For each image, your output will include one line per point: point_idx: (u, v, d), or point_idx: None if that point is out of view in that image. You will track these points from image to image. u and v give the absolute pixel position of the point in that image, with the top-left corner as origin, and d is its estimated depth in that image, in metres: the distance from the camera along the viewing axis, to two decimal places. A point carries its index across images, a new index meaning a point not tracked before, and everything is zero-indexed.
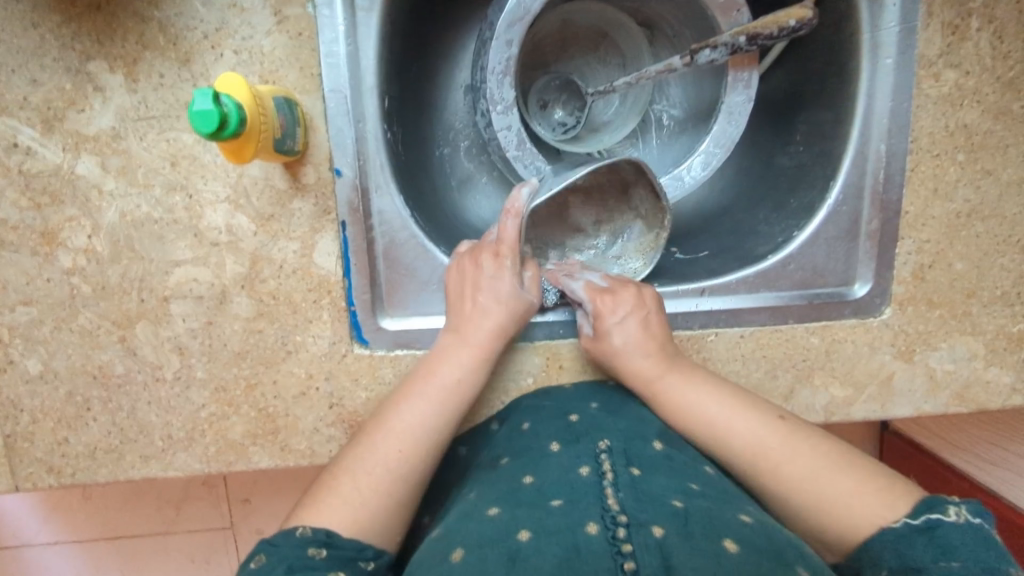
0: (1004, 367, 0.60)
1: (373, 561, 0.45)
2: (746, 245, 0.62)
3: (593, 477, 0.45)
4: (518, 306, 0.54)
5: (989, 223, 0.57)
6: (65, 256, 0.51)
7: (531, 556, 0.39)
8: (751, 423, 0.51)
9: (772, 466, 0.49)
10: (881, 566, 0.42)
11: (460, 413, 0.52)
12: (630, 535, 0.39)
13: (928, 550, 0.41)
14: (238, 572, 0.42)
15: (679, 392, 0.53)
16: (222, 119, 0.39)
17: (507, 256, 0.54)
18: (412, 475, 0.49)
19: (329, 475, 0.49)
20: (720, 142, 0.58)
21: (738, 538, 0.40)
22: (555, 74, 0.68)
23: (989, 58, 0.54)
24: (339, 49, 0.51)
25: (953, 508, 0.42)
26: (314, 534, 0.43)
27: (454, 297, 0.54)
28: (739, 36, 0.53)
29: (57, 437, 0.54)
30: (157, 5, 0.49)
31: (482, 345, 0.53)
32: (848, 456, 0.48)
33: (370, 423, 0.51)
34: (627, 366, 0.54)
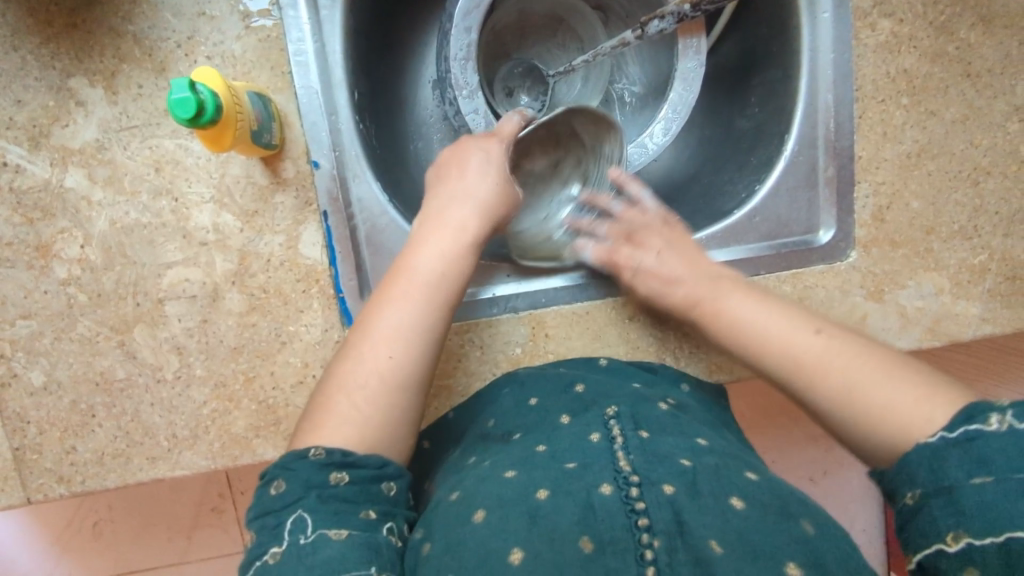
0: (971, 298, 0.62)
1: (393, 481, 0.47)
2: (714, 206, 0.64)
3: (604, 443, 0.47)
4: (486, 197, 0.56)
5: (939, 161, 0.60)
6: (60, 268, 0.53)
7: (551, 515, 0.42)
8: (799, 339, 0.50)
9: (811, 374, 0.48)
10: (915, 484, 0.40)
11: (446, 307, 0.52)
12: (643, 493, 0.42)
13: (962, 469, 0.38)
14: (256, 489, 0.44)
15: (725, 307, 0.54)
16: (199, 106, 0.42)
17: (495, 163, 0.57)
18: (404, 381, 0.49)
19: (323, 393, 0.49)
20: (677, 108, 0.63)
21: (744, 494, 0.43)
22: (517, 61, 0.71)
23: (920, 5, 0.58)
24: (307, 47, 0.54)
25: (995, 417, 0.38)
26: (331, 456, 0.45)
27: (436, 191, 0.57)
28: (682, 5, 0.56)
29: (64, 446, 0.55)
30: (130, 20, 0.51)
31: (460, 240, 0.54)
32: (887, 366, 0.46)
33: (354, 333, 0.51)
34: (666, 301, 0.57)
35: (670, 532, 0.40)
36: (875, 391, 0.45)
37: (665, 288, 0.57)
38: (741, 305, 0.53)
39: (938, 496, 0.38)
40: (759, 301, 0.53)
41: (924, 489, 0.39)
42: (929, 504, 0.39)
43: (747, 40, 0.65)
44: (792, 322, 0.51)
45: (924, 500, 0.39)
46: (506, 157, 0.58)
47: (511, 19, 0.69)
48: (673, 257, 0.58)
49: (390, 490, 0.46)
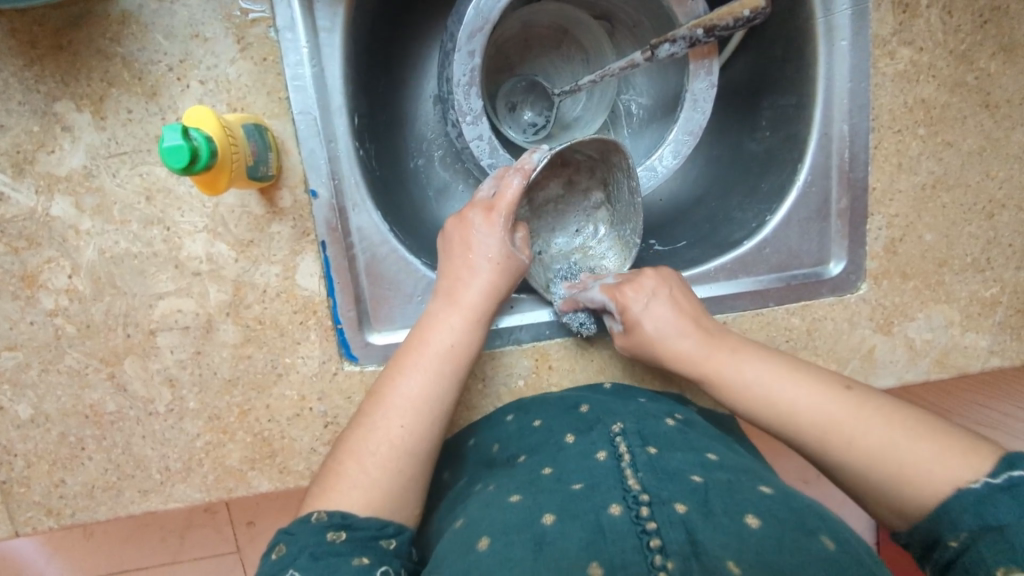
0: (980, 331, 0.61)
1: (393, 538, 0.46)
2: (722, 233, 0.63)
3: (610, 462, 0.46)
4: (508, 264, 0.56)
5: (954, 193, 0.59)
6: (47, 299, 0.51)
7: (558, 541, 0.40)
8: (819, 400, 0.46)
9: (837, 439, 0.45)
10: (960, 528, 0.38)
11: (459, 373, 0.53)
12: (653, 514, 0.40)
13: (1014, 512, 0.36)
14: (261, 563, 0.44)
15: (741, 368, 0.50)
16: (193, 153, 0.40)
17: (503, 215, 0.55)
18: (421, 446, 0.50)
19: (334, 460, 0.49)
20: (687, 129, 0.60)
21: (760, 511, 0.42)
22: (520, 77, 0.68)
23: (941, 33, 0.56)
24: (305, 71, 0.51)
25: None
26: (331, 518, 0.44)
27: (450, 254, 0.56)
28: (695, 29, 0.54)
29: (53, 479, 0.54)
30: (119, 41, 0.49)
31: (472, 305, 0.54)
32: (912, 419, 0.44)
33: (368, 402, 0.51)
34: (671, 348, 0.53)
35: (684, 553, 0.38)
36: (909, 447, 0.42)
37: (662, 340, 0.54)
38: (749, 367, 0.50)
39: (984, 537, 0.36)
40: (761, 357, 0.51)
41: (971, 533, 0.37)
42: (975, 545, 0.37)
43: (759, 63, 0.63)
44: (806, 378, 0.48)
45: (972, 540, 0.37)
46: (513, 206, 0.55)
47: (515, 32, 0.66)
48: (661, 306, 0.54)
49: (390, 547, 0.45)
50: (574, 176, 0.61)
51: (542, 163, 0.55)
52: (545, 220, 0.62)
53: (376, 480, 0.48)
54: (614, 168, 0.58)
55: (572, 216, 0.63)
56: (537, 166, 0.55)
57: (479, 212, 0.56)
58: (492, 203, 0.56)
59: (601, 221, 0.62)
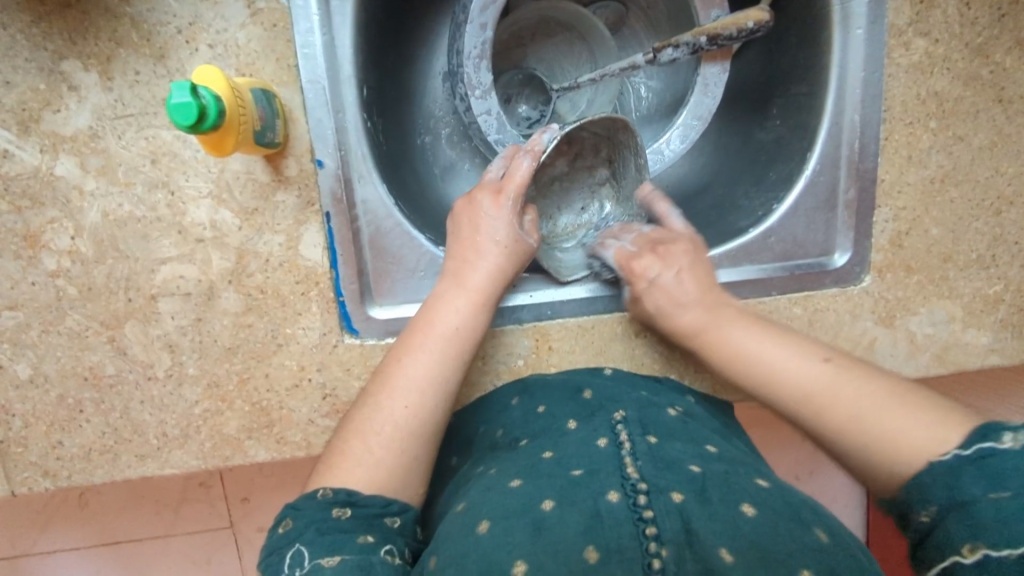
0: (981, 328, 0.61)
1: (398, 516, 0.46)
2: (728, 220, 0.62)
3: (611, 448, 0.46)
4: (516, 247, 0.55)
5: (962, 188, 0.59)
6: (49, 259, 0.51)
7: (558, 526, 0.40)
8: (809, 369, 0.49)
9: (821, 405, 0.47)
10: (931, 502, 0.38)
11: (465, 357, 0.52)
12: (651, 501, 0.40)
13: (977, 483, 0.36)
14: (266, 538, 0.44)
15: (730, 337, 0.53)
16: (201, 111, 0.39)
17: (510, 196, 0.55)
18: (423, 429, 0.50)
19: (337, 441, 0.49)
20: (697, 114, 0.59)
21: (756, 502, 0.42)
22: (519, 69, 0.67)
23: (957, 25, 0.56)
24: (315, 40, 0.51)
25: (1009, 434, 0.37)
26: (336, 495, 0.45)
27: (460, 237, 0.56)
28: (699, 36, 0.55)
29: (50, 440, 0.54)
30: (129, 1, 0.48)
31: (479, 288, 0.53)
32: (901, 394, 0.45)
33: (374, 381, 0.51)
34: (673, 322, 0.55)
35: (679, 541, 0.38)
36: (885, 418, 0.43)
37: (670, 312, 0.55)
38: (742, 336, 0.52)
39: (956, 511, 0.36)
40: (761, 330, 0.52)
41: (941, 505, 0.37)
42: (945, 519, 0.36)
43: (772, 49, 0.62)
44: (802, 351, 0.50)
45: (941, 515, 0.37)
46: (522, 188, 0.55)
47: (531, 22, 0.66)
48: (674, 277, 0.56)
49: (394, 525, 0.46)
50: (579, 155, 0.62)
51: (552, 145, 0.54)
52: (549, 199, 0.63)
53: (375, 454, 0.48)
54: (621, 146, 0.59)
55: (575, 194, 0.63)
56: (546, 148, 0.54)
57: (488, 195, 0.56)
58: (502, 186, 0.55)
59: (606, 198, 0.63)
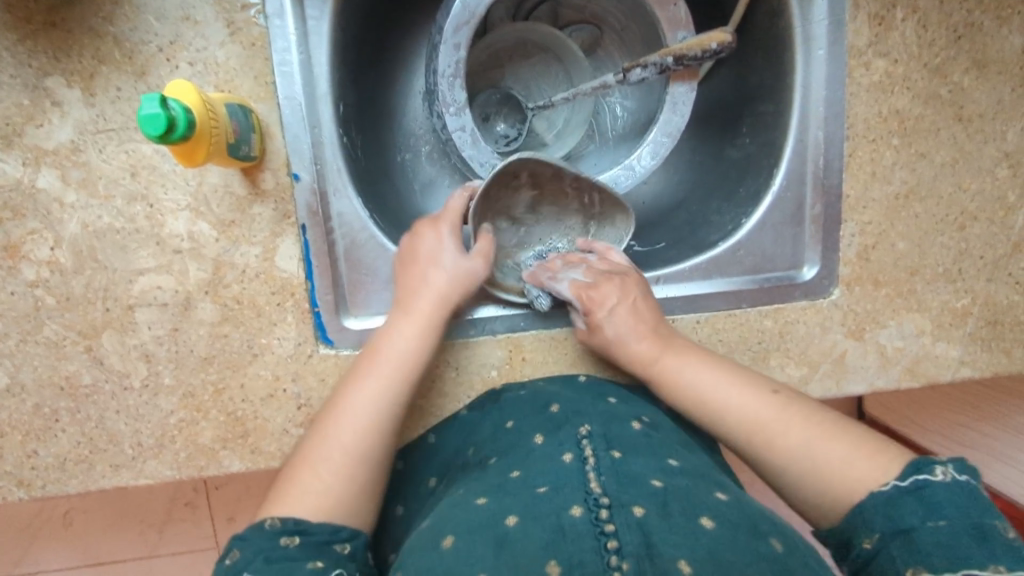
0: (951, 341, 0.61)
1: (347, 542, 0.47)
2: (699, 235, 0.64)
3: (576, 463, 0.46)
4: (458, 273, 0.56)
5: (926, 204, 0.60)
6: (29, 269, 0.52)
7: (520, 540, 0.40)
8: (753, 403, 0.52)
9: (770, 438, 0.50)
10: (873, 530, 0.41)
11: (411, 380, 0.53)
12: (612, 515, 0.41)
13: (916, 514, 0.40)
14: (212, 571, 0.44)
15: (682, 373, 0.54)
16: (171, 122, 0.41)
17: (448, 227, 0.58)
18: (368, 455, 0.51)
19: (290, 468, 0.49)
20: (667, 131, 0.61)
21: (715, 515, 0.42)
22: (496, 89, 0.69)
23: (916, 46, 0.58)
24: (292, 58, 0.53)
25: (941, 468, 0.41)
26: (284, 524, 0.45)
27: (400, 266, 0.57)
28: (666, 57, 0.57)
29: (26, 449, 0.54)
30: (112, 21, 0.50)
31: (423, 311, 0.55)
32: (837, 428, 0.48)
33: (322, 414, 0.52)
34: (626, 351, 0.56)
35: (639, 554, 0.38)
36: (829, 451, 0.47)
37: (620, 342, 0.56)
38: (694, 369, 0.54)
39: (898, 542, 0.40)
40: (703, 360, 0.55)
41: (883, 534, 0.41)
42: (887, 546, 0.40)
43: (741, 71, 0.64)
44: (745, 387, 0.52)
45: (884, 542, 0.40)
46: (459, 218, 0.59)
47: (508, 44, 0.68)
48: (626, 311, 0.56)
49: (344, 551, 0.46)
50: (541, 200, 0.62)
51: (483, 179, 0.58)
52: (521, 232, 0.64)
53: None
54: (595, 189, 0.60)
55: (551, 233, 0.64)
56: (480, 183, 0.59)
57: (426, 224, 0.59)
58: (439, 215, 0.59)
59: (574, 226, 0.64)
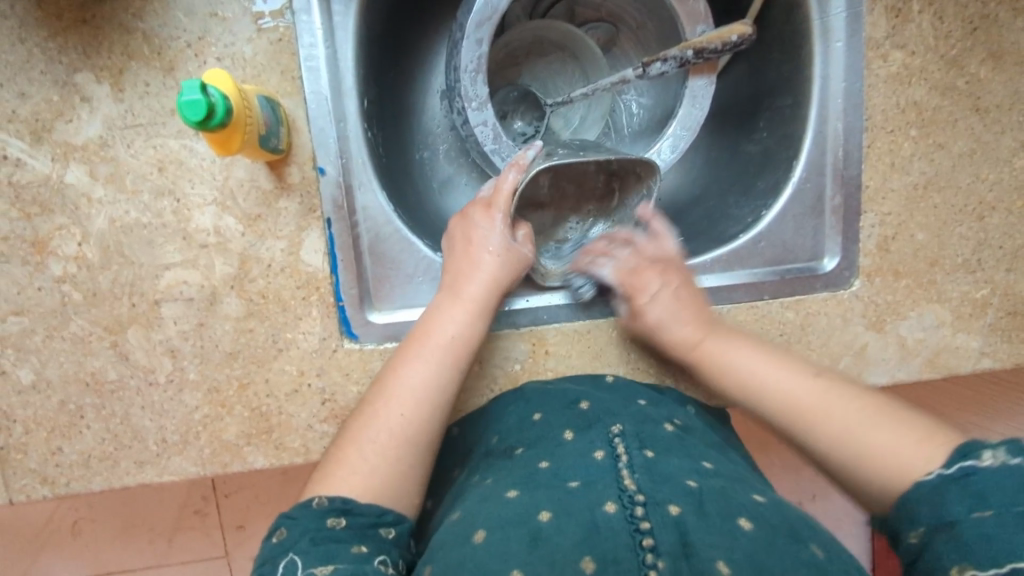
0: (972, 332, 0.61)
1: (393, 526, 0.47)
2: (719, 228, 0.64)
3: (608, 461, 0.46)
4: (508, 256, 0.56)
5: (945, 195, 0.60)
6: (56, 265, 0.52)
7: (554, 535, 0.40)
8: (794, 384, 0.52)
9: (808, 421, 0.50)
10: (920, 522, 0.40)
11: (463, 365, 0.53)
12: (648, 514, 0.40)
13: (962, 503, 0.38)
14: (260, 544, 0.45)
15: (726, 352, 0.55)
16: (210, 109, 0.41)
17: (501, 209, 0.57)
18: (416, 440, 0.50)
19: (338, 445, 0.50)
20: (686, 124, 0.61)
21: (752, 516, 0.42)
22: (514, 86, 0.70)
23: (932, 38, 0.58)
24: (318, 53, 0.53)
25: (988, 453, 0.38)
26: (331, 503, 0.45)
27: (454, 250, 0.57)
28: (686, 51, 0.57)
29: (50, 446, 0.54)
30: (141, 17, 0.51)
31: (476, 297, 0.54)
32: (888, 412, 0.47)
33: (372, 389, 0.52)
34: (669, 335, 0.57)
35: (675, 553, 0.38)
36: (870, 435, 0.46)
37: (665, 326, 0.57)
38: (736, 351, 0.55)
39: (942, 534, 0.38)
40: (751, 345, 0.55)
41: (928, 527, 0.39)
42: (933, 540, 0.38)
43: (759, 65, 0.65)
44: (788, 368, 0.53)
45: (930, 535, 0.39)
46: (511, 201, 0.57)
47: (524, 43, 0.69)
48: (669, 295, 0.58)
49: (389, 536, 0.46)
50: (561, 178, 0.62)
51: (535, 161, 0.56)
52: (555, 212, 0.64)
53: (378, 456, 0.48)
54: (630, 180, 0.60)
55: (568, 224, 0.64)
56: (530, 163, 0.56)
57: (479, 209, 0.58)
58: (491, 199, 0.57)
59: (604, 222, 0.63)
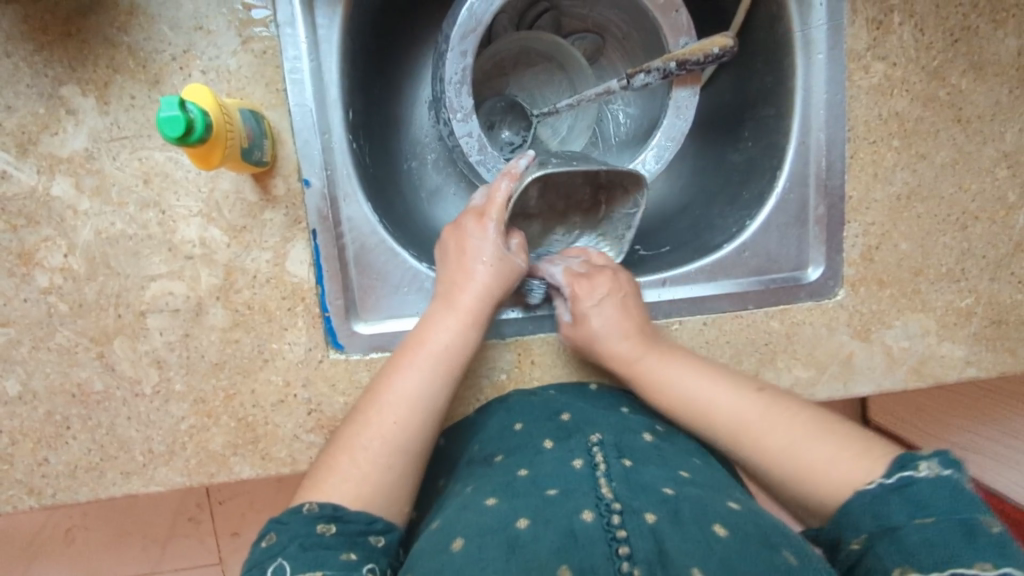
0: (956, 341, 0.61)
1: (383, 535, 0.47)
2: (705, 237, 0.65)
3: (586, 469, 0.46)
4: (504, 266, 0.56)
5: (928, 204, 0.61)
6: (42, 276, 0.53)
7: (531, 543, 0.40)
8: (734, 400, 0.52)
9: (750, 438, 0.50)
10: (861, 529, 0.42)
11: (457, 373, 0.53)
12: (624, 521, 0.41)
13: (904, 511, 0.40)
14: (250, 549, 0.45)
15: (669, 373, 0.54)
16: (189, 125, 0.42)
17: (494, 218, 0.56)
18: (408, 448, 0.50)
19: (329, 454, 0.50)
20: (670, 135, 0.62)
21: (727, 524, 0.42)
22: (501, 96, 0.70)
23: (913, 50, 0.59)
24: (303, 65, 0.54)
25: (924, 463, 0.41)
26: (322, 509, 0.45)
27: (448, 259, 0.57)
28: (669, 62, 0.58)
29: (37, 457, 0.54)
30: (126, 31, 0.51)
31: (469, 307, 0.55)
32: (822, 425, 0.48)
33: (365, 398, 0.52)
34: (610, 348, 0.56)
35: (651, 561, 0.38)
36: (810, 449, 0.47)
37: (608, 340, 0.56)
38: (683, 372, 0.54)
39: (884, 539, 0.40)
40: (674, 358, 0.55)
41: (870, 534, 0.41)
42: (876, 545, 0.41)
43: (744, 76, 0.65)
44: (727, 385, 0.53)
45: (872, 540, 0.41)
46: (505, 210, 0.57)
47: (511, 53, 0.69)
48: (614, 307, 0.57)
49: (379, 544, 0.46)
50: (547, 188, 0.61)
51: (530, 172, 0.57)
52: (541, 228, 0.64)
53: (361, 467, 0.48)
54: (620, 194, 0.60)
55: (552, 237, 0.65)
56: (525, 173, 0.57)
57: (472, 218, 0.57)
58: (484, 208, 0.57)
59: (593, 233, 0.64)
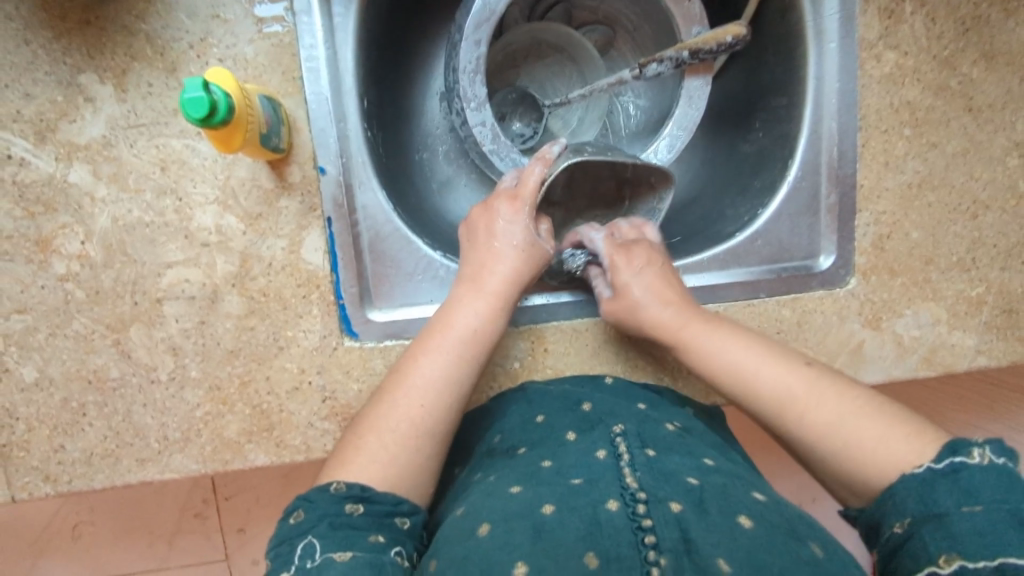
0: (967, 330, 0.62)
1: (408, 517, 0.47)
2: (717, 227, 0.65)
3: (609, 460, 0.47)
4: (533, 252, 0.57)
5: (939, 193, 0.61)
6: (59, 264, 0.53)
7: (558, 529, 0.41)
8: (777, 372, 0.51)
9: (794, 409, 0.49)
10: (904, 513, 0.40)
11: (483, 358, 0.54)
12: (650, 510, 0.41)
13: (951, 497, 0.39)
14: (276, 526, 0.45)
15: (713, 345, 0.54)
16: (212, 106, 0.42)
17: (528, 203, 0.57)
18: (431, 432, 0.50)
19: (352, 436, 0.50)
20: (683, 124, 0.62)
21: (753, 514, 0.42)
22: (512, 88, 0.71)
23: (924, 39, 0.59)
24: (318, 54, 0.54)
25: (978, 451, 0.40)
26: (350, 489, 0.45)
27: (477, 244, 0.57)
28: (682, 51, 0.58)
29: (52, 444, 0.54)
30: (144, 19, 0.52)
31: (496, 291, 0.55)
32: (875, 404, 0.47)
33: (389, 380, 0.52)
34: (654, 317, 0.56)
35: (676, 550, 0.38)
36: (859, 427, 0.46)
37: (650, 308, 0.56)
38: (720, 340, 0.54)
39: (930, 524, 0.39)
40: (737, 337, 0.54)
41: (915, 518, 0.40)
42: (919, 530, 0.39)
43: (754, 66, 0.66)
44: (779, 361, 0.52)
45: (916, 526, 0.39)
46: (537, 194, 0.57)
47: (522, 45, 0.70)
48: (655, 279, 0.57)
49: (404, 526, 0.46)
50: (574, 177, 0.62)
51: (562, 157, 0.58)
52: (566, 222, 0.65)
53: (377, 451, 0.49)
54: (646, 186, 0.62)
55: (574, 227, 0.65)
56: (557, 158, 0.58)
57: (505, 202, 0.57)
58: (517, 192, 0.57)
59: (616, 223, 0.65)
